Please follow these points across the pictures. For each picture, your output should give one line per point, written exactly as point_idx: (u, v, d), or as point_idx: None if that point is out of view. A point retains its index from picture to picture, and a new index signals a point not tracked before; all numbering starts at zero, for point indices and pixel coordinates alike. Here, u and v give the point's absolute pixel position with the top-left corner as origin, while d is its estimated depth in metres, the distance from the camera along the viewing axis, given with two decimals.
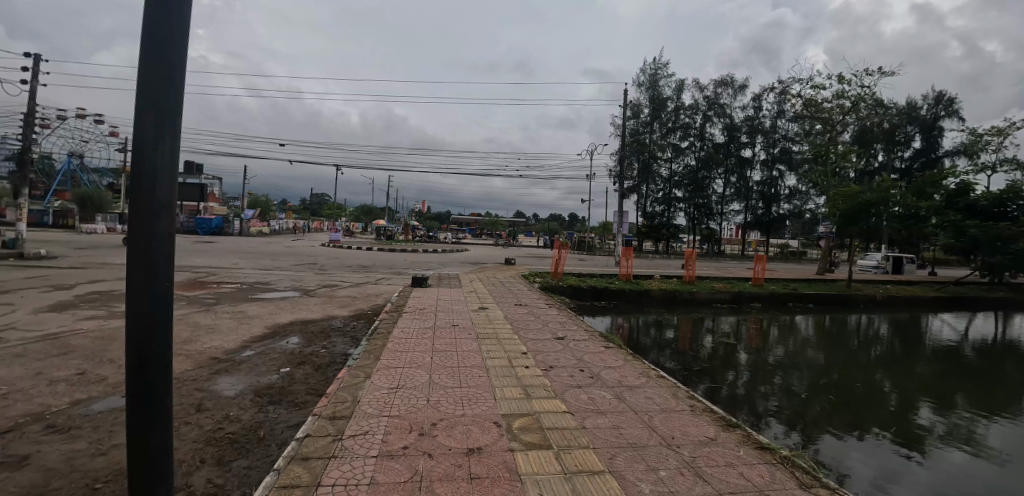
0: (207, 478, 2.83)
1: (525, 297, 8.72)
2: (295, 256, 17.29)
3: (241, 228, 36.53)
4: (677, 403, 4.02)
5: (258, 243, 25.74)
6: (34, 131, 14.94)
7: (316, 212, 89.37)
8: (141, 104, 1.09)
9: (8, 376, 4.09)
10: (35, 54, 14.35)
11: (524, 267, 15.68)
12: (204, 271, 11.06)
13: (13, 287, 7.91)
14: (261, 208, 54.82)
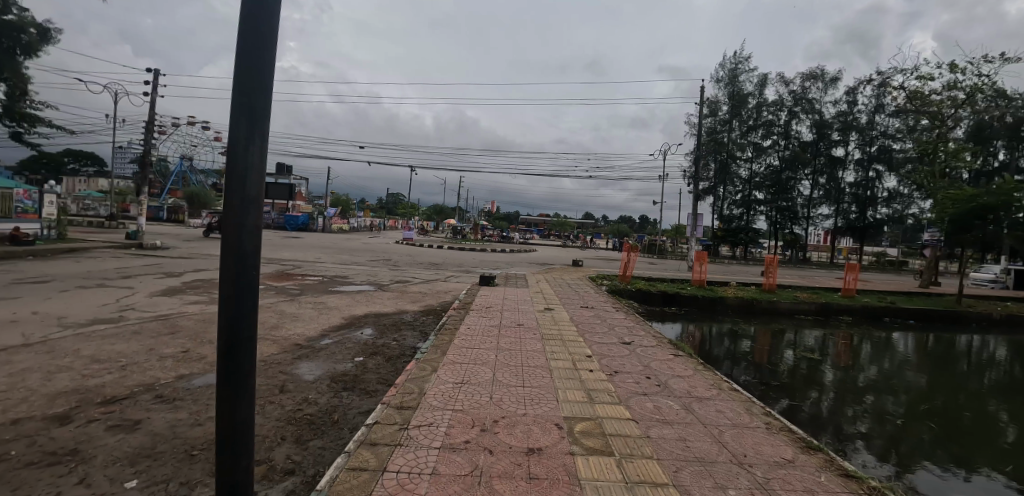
0: (286, 454, 3.06)
1: (592, 300, 8.51)
2: (372, 252, 18.45)
3: (324, 225, 39.89)
4: (751, 419, 3.65)
5: (341, 240, 27.86)
6: (154, 138, 17.43)
7: (392, 211, 94.81)
8: (237, 104, 1.15)
9: (129, 350, 4.76)
10: (155, 71, 16.82)
11: (591, 269, 15.33)
12: (292, 264, 12.15)
13: (136, 274, 9.20)
14: (343, 208, 59.33)
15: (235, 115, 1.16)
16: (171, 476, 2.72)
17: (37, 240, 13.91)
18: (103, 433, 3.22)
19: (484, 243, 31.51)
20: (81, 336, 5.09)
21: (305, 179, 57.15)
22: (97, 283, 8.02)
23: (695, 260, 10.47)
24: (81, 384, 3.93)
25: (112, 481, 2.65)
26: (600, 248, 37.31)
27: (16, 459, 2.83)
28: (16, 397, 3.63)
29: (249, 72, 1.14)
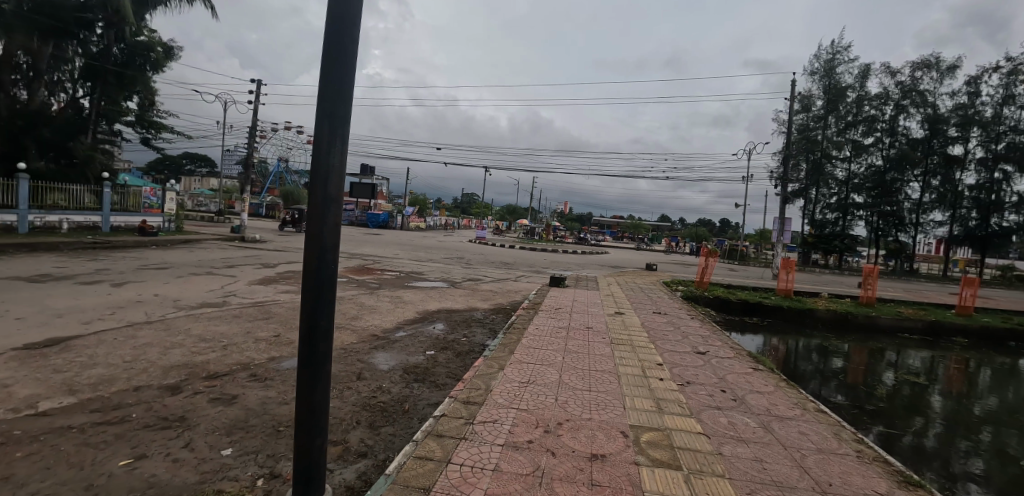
0: (360, 438, 3.24)
1: (665, 305, 8.16)
2: (447, 250, 19.20)
3: (403, 223, 42.46)
4: (838, 445, 3.26)
5: (418, 237, 29.34)
6: (257, 142, 19.52)
7: (464, 211, 97.89)
8: (322, 112, 1.57)
9: (230, 332, 5.34)
10: (258, 80, 19.00)
11: (665, 273, 14.70)
12: (372, 259, 12.98)
13: (239, 264, 10.34)
14: (420, 207, 62.54)
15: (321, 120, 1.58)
16: (260, 448, 3.01)
17: (164, 231, 16.15)
18: (206, 404, 3.64)
19: (553, 244, 31.47)
20: (194, 316, 5.80)
21: (387, 179, 61.01)
22: (209, 270, 9.13)
23: (781, 268, 9.66)
24: (191, 360, 4.47)
25: (210, 448, 2.98)
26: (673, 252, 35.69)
27: (137, 421, 3.29)
28: (141, 367, 4.23)
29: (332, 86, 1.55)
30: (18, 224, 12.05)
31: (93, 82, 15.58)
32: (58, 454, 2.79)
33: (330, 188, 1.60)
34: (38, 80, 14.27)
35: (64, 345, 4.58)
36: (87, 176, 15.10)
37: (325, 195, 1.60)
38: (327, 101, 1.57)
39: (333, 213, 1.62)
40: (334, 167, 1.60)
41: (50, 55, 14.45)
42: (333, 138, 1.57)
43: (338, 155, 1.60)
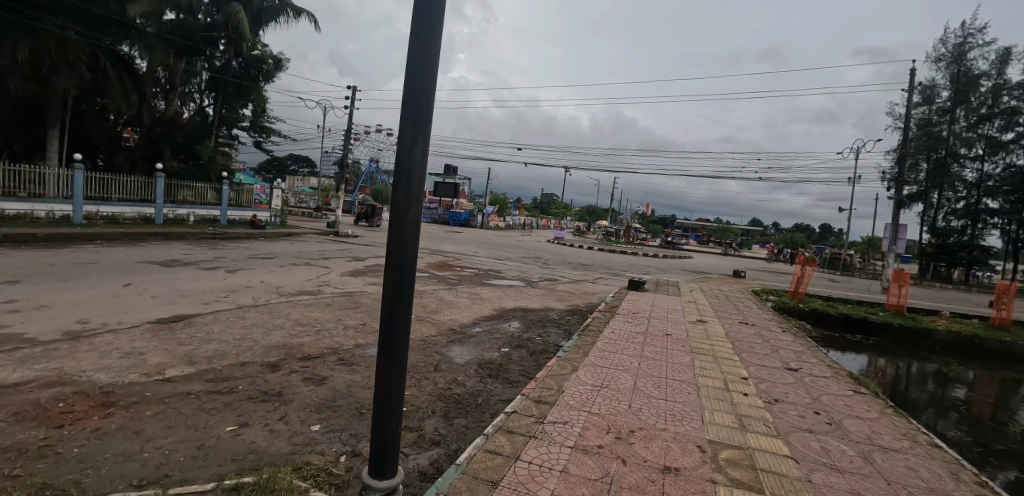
0: (435, 426, 3.38)
1: (753, 315, 7.63)
2: (524, 249, 19.50)
3: (483, 222, 43.90)
4: (959, 487, 2.81)
5: (497, 236, 30.06)
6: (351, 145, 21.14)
7: (543, 211, 97.99)
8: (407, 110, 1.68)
9: (323, 317, 5.83)
10: (353, 87, 20.73)
11: (755, 281, 13.70)
12: (453, 256, 13.52)
13: (336, 256, 11.30)
14: (499, 206, 64.09)
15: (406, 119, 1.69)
16: (344, 427, 3.24)
17: (271, 225, 18.06)
18: (299, 382, 4.00)
19: (630, 247, 30.67)
20: (293, 302, 6.42)
21: (469, 179, 63.39)
22: (308, 261, 10.09)
23: (893, 280, 8.63)
24: (288, 341, 4.94)
25: (301, 422, 3.26)
26: (760, 259, 33.20)
27: (242, 392, 3.69)
28: (249, 344, 4.75)
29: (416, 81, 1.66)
30: (155, 215, 14.00)
31: (216, 92, 17.86)
32: (179, 415, 3.22)
33: (411, 185, 1.71)
34: (174, 92, 16.64)
35: (190, 321, 5.29)
36: (209, 175, 17.04)
37: (406, 192, 1.71)
38: (410, 103, 1.68)
39: (414, 209, 1.72)
40: (416, 165, 1.70)
41: (183, 71, 16.64)
42: (415, 139, 1.67)
43: (420, 154, 1.70)
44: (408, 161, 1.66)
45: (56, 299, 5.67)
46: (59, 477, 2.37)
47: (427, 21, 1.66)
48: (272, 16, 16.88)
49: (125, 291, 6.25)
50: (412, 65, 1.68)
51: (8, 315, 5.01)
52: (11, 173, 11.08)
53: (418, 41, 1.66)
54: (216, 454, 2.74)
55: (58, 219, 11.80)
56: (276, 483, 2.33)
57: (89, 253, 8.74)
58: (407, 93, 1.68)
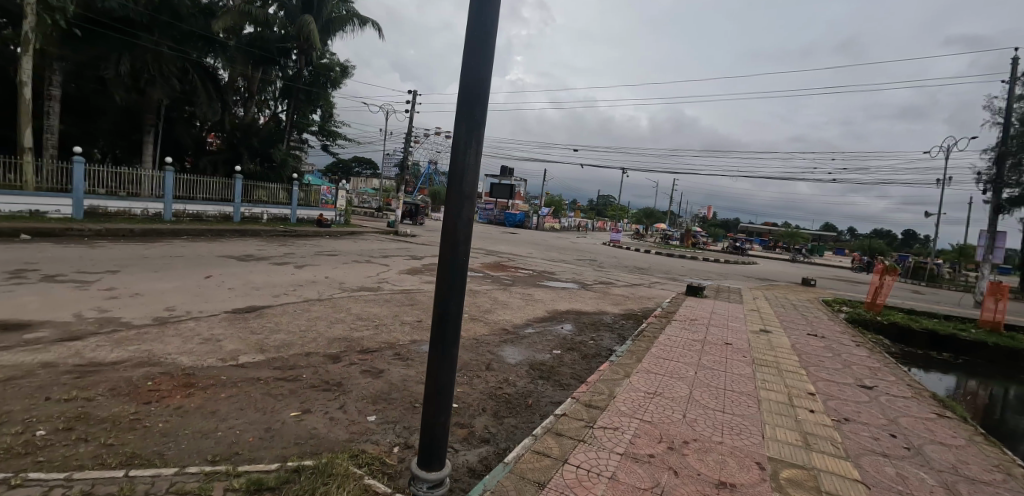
0: (484, 424, 3.42)
1: (823, 327, 7.14)
2: (578, 252, 19.38)
3: (538, 223, 44.15)
4: None
5: (550, 237, 30.03)
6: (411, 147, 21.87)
7: (596, 212, 96.27)
8: (463, 108, 1.72)
9: (381, 313, 6.08)
10: (414, 92, 21.39)
11: (826, 291, 12.78)
12: (507, 257, 13.69)
13: (395, 254, 11.79)
14: (555, 207, 64.04)
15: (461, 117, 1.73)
16: (398, 420, 3.35)
17: (335, 224, 19.05)
18: (358, 374, 4.19)
19: (687, 250, 29.60)
20: (354, 297, 6.75)
21: (525, 180, 63.92)
22: (369, 259, 10.59)
23: (988, 294, 7.78)
24: (348, 334, 5.19)
25: (359, 412, 3.42)
26: (830, 266, 30.93)
27: (305, 381, 3.92)
28: (313, 336, 5.05)
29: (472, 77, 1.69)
30: (233, 213, 15.21)
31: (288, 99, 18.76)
32: (249, 398, 3.47)
33: (464, 185, 1.75)
34: (252, 100, 17.83)
35: (262, 311, 5.71)
36: (281, 176, 18.33)
37: (460, 192, 1.75)
38: (465, 105, 1.71)
39: (467, 209, 1.76)
40: (470, 165, 1.74)
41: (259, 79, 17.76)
42: (469, 140, 1.71)
43: (474, 154, 1.73)
44: (463, 162, 1.70)
45: (151, 287, 6.31)
46: (147, 448, 2.63)
47: (483, 23, 1.69)
48: (339, 26, 17.68)
49: (207, 282, 6.84)
50: (467, 66, 1.72)
51: (113, 300, 5.65)
52: (115, 174, 12.41)
53: (474, 43, 1.69)
54: (281, 437, 2.92)
55: (152, 216, 13.09)
56: (333, 468, 2.44)
57: (180, 246, 9.67)
58: (462, 96, 1.72)
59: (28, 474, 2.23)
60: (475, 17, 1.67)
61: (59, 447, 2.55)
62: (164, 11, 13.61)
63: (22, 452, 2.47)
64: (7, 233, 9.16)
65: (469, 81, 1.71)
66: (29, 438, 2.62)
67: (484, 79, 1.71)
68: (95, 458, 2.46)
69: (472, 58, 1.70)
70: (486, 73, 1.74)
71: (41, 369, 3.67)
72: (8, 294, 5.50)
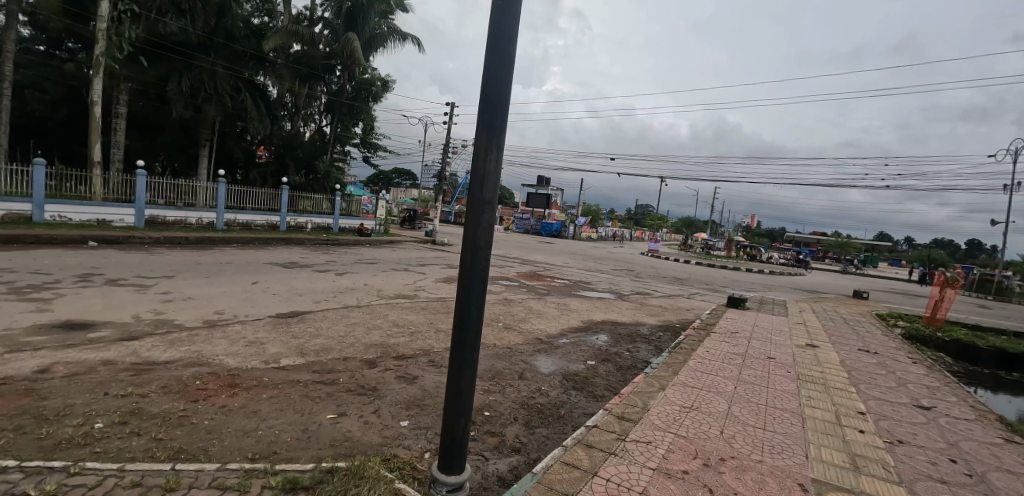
0: (516, 433, 3.40)
1: (876, 343, 6.73)
2: (615, 261, 19.12)
3: (574, 233, 44.00)
4: None
5: (586, 247, 29.78)
6: (449, 157, 22.24)
7: (635, 221, 94.34)
8: (483, 119, 1.81)
9: (416, 320, 6.18)
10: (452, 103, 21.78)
11: (881, 304, 12.06)
12: (543, 266, 13.67)
13: (432, 263, 11.99)
14: (592, 217, 63.60)
15: (482, 128, 1.82)
16: (430, 426, 3.38)
17: (375, 233, 19.48)
18: (392, 379, 4.26)
19: (729, 261, 28.60)
20: (390, 304, 6.90)
21: (560, 190, 63.87)
22: (406, 267, 10.81)
23: None
24: (384, 341, 5.30)
25: (393, 417, 3.47)
26: (886, 278, 29.06)
27: (342, 385, 4.01)
28: (350, 341, 5.17)
29: (492, 90, 1.77)
30: (280, 223, 15.89)
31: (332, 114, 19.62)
32: (288, 400, 3.59)
33: (485, 193, 1.83)
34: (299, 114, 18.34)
35: (303, 316, 5.91)
36: (325, 188, 18.89)
37: (480, 199, 1.83)
38: (486, 114, 1.79)
39: (487, 216, 1.85)
40: (490, 172, 1.82)
41: (306, 95, 18.46)
42: (489, 149, 1.79)
43: (493, 163, 1.81)
44: (482, 169, 1.79)
45: (201, 291, 6.67)
46: (193, 444, 2.76)
47: (503, 33, 1.75)
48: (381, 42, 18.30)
49: (252, 287, 7.15)
50: (489, 76, 1.79)
51: (166, 303, 5.99)
52: (173, 186, 13.20)
53: (495, 54, 1.76)
54: (317, 438, 3.01)
55: (205, 225, 13.82)
56: (365, 471, 2.49)
57: (230, 254, 10.16)
58: (483, 107, 1.80)
59: (86, 464, 2.39)
60: (496, 29, 1.74)
61: (114, 440, 2.71)
62: (219, 33, 14.68)
63: (82, 442, 2.64)
64: (77, 240, 9.90)
65: (489, 91, 1.78)
66: (88, 430, 2.80)
67: (503, 89, 1.79)
68: (145, 451, 2.60)
69: (493, 67, 1.78)
70: (506, 84, 1.81)
71: (101, 367, 3.93)
72: (76, 296, 5.93)
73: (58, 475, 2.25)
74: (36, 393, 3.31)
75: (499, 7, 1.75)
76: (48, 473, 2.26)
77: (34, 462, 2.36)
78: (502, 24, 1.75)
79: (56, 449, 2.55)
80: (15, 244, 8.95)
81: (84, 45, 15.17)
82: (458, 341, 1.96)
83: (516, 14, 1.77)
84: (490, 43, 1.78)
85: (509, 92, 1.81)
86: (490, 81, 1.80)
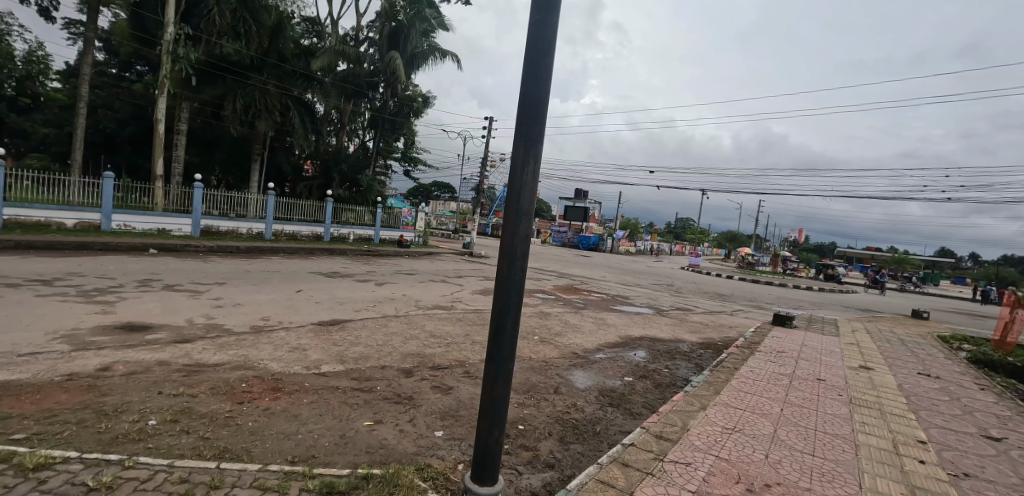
0: (550, 448, 3.36)
1: (940, 367, 6.26)
2: (654, 276, 18.70)
3: (612, 246, 43.50)
4: None
5: (624, 261, 29.26)
6: (486, 171, 22.47)
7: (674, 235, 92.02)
8: (520, 131, 1.84)
9: (452, 332, 6.25)
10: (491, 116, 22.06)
11: (943, 325, 11.21)
12: (581, 280, 13.55)
13: (469, 275, 12.10)
14: (630, 229, 62.70)
15: (518, 140, 1.84)
16: (464, 437, 3.39)
17: (413, 244, 19.81)
18: (428, 389, 4.32)
19: (774, 277, 27.39)
20: (427, 315, 7.02)
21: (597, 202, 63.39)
22: (444, 278, 10.97)
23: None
24: (421, 351, 5.38)
25: (427, 427, 3.51)
26: (950, 298, 27.01)
27: (378, 392, 4.10)
28: (388, 350, 5.29)
29: (529, 106, 1.81)
30: (324, 233, 16.50)
31: (375, 129, 20.38)
32: (327, 405, 3.69)
33: (522, 202, 1.84)
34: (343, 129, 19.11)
35: (343, 325, 6.09)
36: (367, 200, 18.98)
37: (518, 208, 1.85)
38: (524, 125, 1.82)
39: (524, 225, 1.86)
40: (527, 183, 1.84)
41: (351, 111, 19.25)
42: (527, 159, 1.82)
43: (530, 174, 1.83)
44: (520, 179, 1.82)
45: (249, 298, 7.00)
46: (237, 444, 2.87)
47: (542, 47, 1.79)
48: (422, 59, 18.85)
49: (296, 295, 7.45)
50: (526, 89, 1.83)
51: (217, 309, 6.33)
52: (226, 198, 13.96)
53: (535, 65, 1.80)
54: (353, 444, 3.07)
55: (255, 235, 14.54)
56: (399, 479, 2.53)
57: (277, 263, 10.62)
58: (521, 116, 1.83)
59: (139, 458, 2.54)
60: (534, 42, 1.79)
61: (165, 437, 2.86)
62: (271, 54, 15.63)
63: (136, 438, 2.81)
64: (139, 248, 10.62)
65: (525, 103, 1.82)
66: (143, 426, 2.98)
67: (541, 101, 1.81)
68: (193, 449, 2.73)
69: (530, 81, 1.82)
70: (544, 96, 1.83)
71: (157, 367, 4.18)
72: (136, 300, 6.34)
73: (113, 468, 2.40)
74: (98, 389, 3.56)
75: (536, 20, 1.80)
76: (105, 465, 2.41)
77: (94, 454, 2.52)
78: (539, 38, 1.79)
79: (113, 442, 2.72)
80: (84, 250, 9.71)
81: (150, 67, 16.49)
82: (493, 352, 1.99)
83: (553, 26, 1.81)
84: (528, 57, 1.82)
85: (547, 101, 1.84)
86: (527, 94, 1.83)
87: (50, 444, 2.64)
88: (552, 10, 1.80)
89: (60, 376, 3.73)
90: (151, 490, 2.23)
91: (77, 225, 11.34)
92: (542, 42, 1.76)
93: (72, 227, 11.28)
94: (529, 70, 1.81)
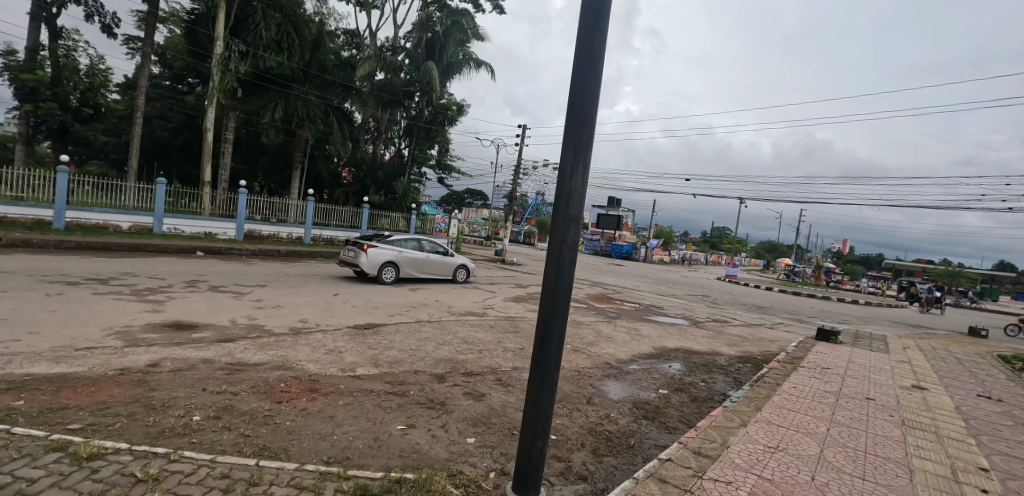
0: (583, 460, 3.31)
1: (1003, 389, 5.84)
2: (689, 286, 18.26)
3: (644, 255, 42.88)
4: None
5: (659, 271, 28.64)
6: (519, 179, 22.33)
7: (709, 244, 89.72)
8: (569, 139, 1.84)
9: (485, 338, 6.28)
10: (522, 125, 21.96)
11: (1004, 344, 10.47)
12: (615, 289, 13.39)
13: (503, 282, 12.22)
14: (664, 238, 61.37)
15: (568, 147, 1.84)
16: (496, 445, 3.37)
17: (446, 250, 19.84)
18: (460, 395, 4.34)
19: (814, 289, 26.15)
20: (460, 321, 7.10)
21: (627, 210, 62.61)
22: (478, 285, 11.11)
23: None
24: (453, 357, 5.43)
25: (459, 433, 3.52)
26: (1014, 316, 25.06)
27: (412, 397, 4.15)
28: (421, 355, 5.35)
29: (578, 115, 1.81)
30: None
31: (410, 138, 20.77)
32: (362, 407, 3.77)
33: (570, 209, 1.84)
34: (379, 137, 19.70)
35: (378, 328, 6.23)
36: (401, 206, 19.04)
37: (565, 216, 1.85)
38: (572, 133, 1.83)
39: (572, 233, 1.86)
40: (576, 189, 1.83)
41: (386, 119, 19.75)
42: (575, 164, 1.81)
43: (579, 179, 1.82)
44: (568, 186, 1.81)
45: (290, 301, 7.26)
46: (275, 442, 2.98)
47: (591, 51, 1.80)
48: (456, 69, 19.09)
49: (335, 298, 7.70)
50: (575, 94, 1.83)
51: (259, 310, 6.59)
52: (269, 204, 14.65)
53: (582, 75, 1.80)
54: (387, 448, 3.11)
55: (294, 239, 15.12)
56: (431, 485, 2.53)
57: (315, 267, 10.96)
58: (568, 124, 1.84)
59: (183, 452, 2.65)
60: (583, 47, 1.80)
61: (208, 432, 2.99)
62: (313, 66, 16.32)
63: (181, 432, 2.95)
64: (187, 250, 11.21)
65: (574, 110, 1.82)
66: (187, 421, 3.13)
67: (590, 104, 1.81)
68: (233, 445, 2.84)
69: (581, 85, 1.81)
70: (593, 101, 1.83)
71: (201, 364, 4.37)
72: (185, 300, 6.66)
73: (159, 461, 2.51)
74: (147, 384, 3.75)
75: (586, 25, 1.81)
76: (151, 458, 2.53)
77: (142, 446, 2.66)
78: (588, 45, 1.79)
79: (160, 436, 2.86)
80: (138, 252, 10.33)
81: (200, 79, 17.43)
82: (538, 362, 2.00)
83: (603, 32, 1.81)
84: (578, 61, 1.83)
85: (597, 106, 1.83)
86: (576, 104, 1.83)
87: (102, 434, 2.81)
88: (603, 16, 1.80)
89: (114, 371, 3.95)
90: (194, 483, 2.32)
91: (131, 227, 12.10)
92: (591, 46, 1.77)
93: (128, 229, 12.06)
94: (577, 81, 1.81)
